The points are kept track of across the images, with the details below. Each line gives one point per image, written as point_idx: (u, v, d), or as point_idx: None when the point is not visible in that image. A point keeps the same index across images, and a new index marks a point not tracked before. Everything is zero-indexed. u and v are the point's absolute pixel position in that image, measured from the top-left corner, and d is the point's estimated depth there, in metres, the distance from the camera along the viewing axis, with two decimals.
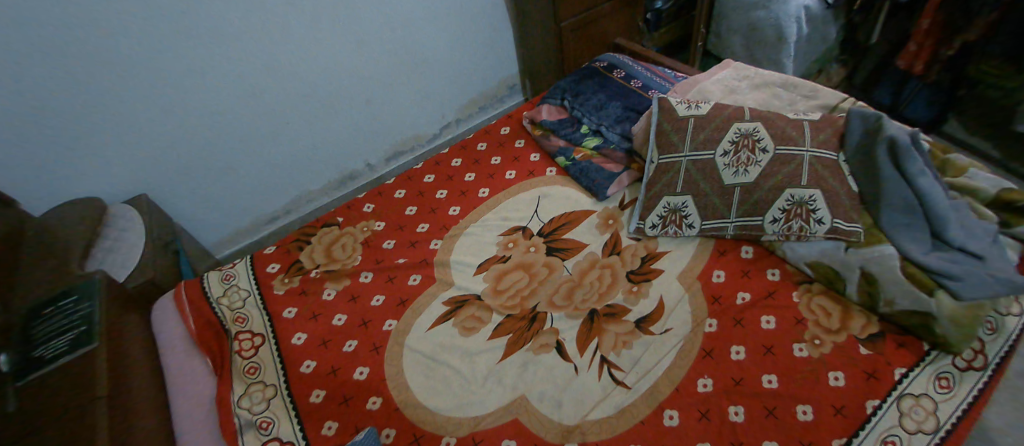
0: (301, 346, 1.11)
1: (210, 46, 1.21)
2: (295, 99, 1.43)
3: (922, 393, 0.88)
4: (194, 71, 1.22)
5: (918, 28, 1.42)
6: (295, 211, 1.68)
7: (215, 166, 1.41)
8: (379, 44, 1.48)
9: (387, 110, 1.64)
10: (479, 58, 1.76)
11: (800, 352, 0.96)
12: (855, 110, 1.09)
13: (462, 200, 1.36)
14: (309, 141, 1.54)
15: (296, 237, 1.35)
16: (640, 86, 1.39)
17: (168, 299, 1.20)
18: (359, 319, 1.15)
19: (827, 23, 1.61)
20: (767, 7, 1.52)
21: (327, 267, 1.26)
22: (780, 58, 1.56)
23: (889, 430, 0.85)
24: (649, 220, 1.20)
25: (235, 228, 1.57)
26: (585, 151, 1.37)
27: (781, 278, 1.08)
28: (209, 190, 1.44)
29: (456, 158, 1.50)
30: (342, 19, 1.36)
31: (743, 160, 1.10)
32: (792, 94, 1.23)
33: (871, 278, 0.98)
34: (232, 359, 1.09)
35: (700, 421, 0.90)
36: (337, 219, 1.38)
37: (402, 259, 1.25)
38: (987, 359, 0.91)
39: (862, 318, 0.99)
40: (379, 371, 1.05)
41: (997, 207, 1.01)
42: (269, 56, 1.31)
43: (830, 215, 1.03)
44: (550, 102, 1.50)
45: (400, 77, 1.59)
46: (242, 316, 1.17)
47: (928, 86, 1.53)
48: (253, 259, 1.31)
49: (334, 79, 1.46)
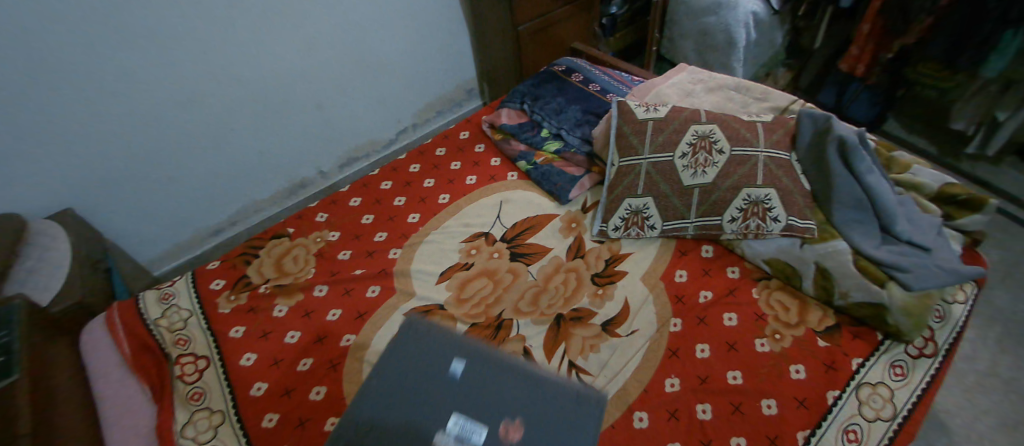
0: (251, 367, 1.04)
1: (146, 48, 1.14)
2: (241, 103, 1.37)
3: (879, 382, 0.91)
4: (127, 74, 1.15)
5: (860, 32, 1.49)
6: (242, 222, 1.60)
7: (153, 176, 1.33)
8: (331, 47, 1.43)
9: (340, 115, 1.60)
10: (435, 63, 1.73)
11: (762, 347, 0.97)
12: (806, 111, 1.12)
13: (422, 207, 1.32)
14: (257, 149, 1.48)
15: (242, 251, 1.26)
16: (598, 90, 1.40)
17: (99, 322, 1.10)
18: (313, 335, 1.09)
19: (773, 29, 1.67)
20: (717, 13, 1.56)
21: (278, 281, 1.19)
22: (730, 63, 1.61)
23: (849, 420, 0.88)
24: (612, 222, 1.19)
25: (173, 242, 1.48)
26: (545, 155, 1.36)
27: (741, 276, 1.10)
28: (145, 202, 1.36)
29: (414, 163, 1.45)
30: (290, 22, 1.32)
31: (701, 161, 1.11)
32: (745, 96, 1.26)
33: (825, 272, 1.00)
34: (174, 385, 1.02)
35: (670, 422, 0.90)
36: (287, 230, 1.31)
37: (359, 271, 1.19)
38: (937, 346, 0.95)
39: (819, 311, 1.01)
40: (337, 390, 0.99)
41: (941, 201, 1.05)
42: (211, 60, 1.25)
43: (785, 213, 1.05)
44: (509, 106, 1.48)
45: (353, 81, 1.55)
46: (183, 338, 1.09)
47: (869, 88, 1.61)
48: (194, 275, 1.21)
49: (283, 85, 1.41)
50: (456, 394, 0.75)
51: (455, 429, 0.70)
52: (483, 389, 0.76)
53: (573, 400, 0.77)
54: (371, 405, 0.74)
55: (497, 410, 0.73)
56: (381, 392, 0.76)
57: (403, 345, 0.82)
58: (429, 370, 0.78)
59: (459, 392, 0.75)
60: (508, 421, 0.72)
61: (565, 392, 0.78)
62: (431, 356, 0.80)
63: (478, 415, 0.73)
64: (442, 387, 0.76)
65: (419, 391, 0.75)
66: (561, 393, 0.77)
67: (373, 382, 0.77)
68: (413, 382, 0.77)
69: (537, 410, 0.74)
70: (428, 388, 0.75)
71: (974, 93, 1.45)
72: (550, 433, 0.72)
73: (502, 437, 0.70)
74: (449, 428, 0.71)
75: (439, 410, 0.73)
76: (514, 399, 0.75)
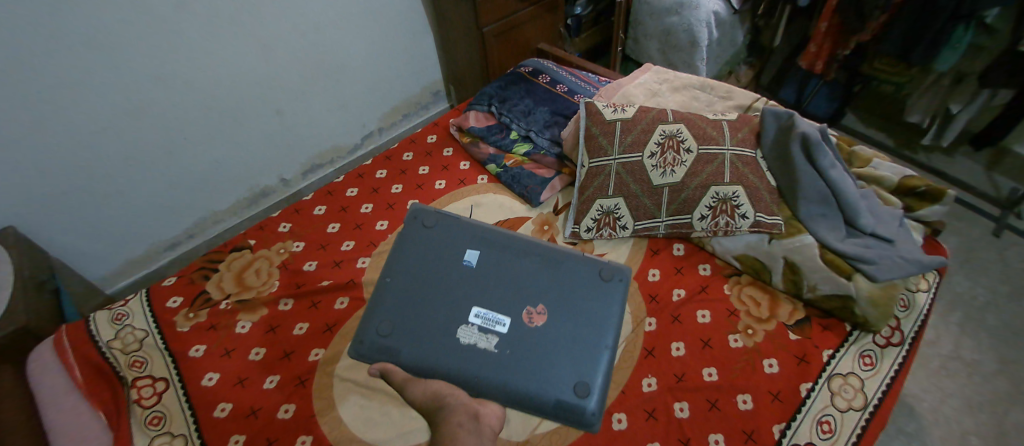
0: (214, 387, 1.00)
1: (89, 56, 1.09)
2: (195, 111, 1.32)
3: (849, 372, 0.93)
4: (70, 82, 1.10)
5: (817, 31, 1.52)
6: (200, 234, 1.55)
7: (102, 188, 1.27)
8: (289, 49, 1.40)
9: (302, 120, 1.56)
10: (400, 65, 1.71)
11: (735, 343, 0.98)
12: (769, 108, 1.14)
13: (390, 213, 1.29)
14: (214, 158, 1.43)
15: (200, 266, 1.21)
16: (566, 91, 1.41)
17: (47, 347, 1.04)
18: (280, 350, 1.05)
19: (735, 28, 1.70)
20: (680, 13, 1.58)
21: (239, 296, 1.14)
22: (695, 62, 1.64)
23: (823, 411, 0.89)
24: (583, 223, 1.18)
25: (127, 257, 1.43)
26: (515, 158, 1.35)
27: (712, 273, 1.10)
28: (95, 216, 1.30)
29: (381, 169, 1.42)
30: (244, 21, 1.27)
31: (670, 160, 1.12)
32: (709, 95, 1.27)
33: (793, 266, 1.02)
34: (131, 411, 0.97)
35: (649, 422, 0.90)
36: (248, 241, 1.26)
37: (326, 282, 1.15)
38: (904, 335, 0.97)
39: (789, 305, 1.03)
40: (307, 407, 0.96)
41: (902, 193, 1.08)
42: (161, 64, 1.20)
43: (752, 209, 1.06)
44: (477, 108, 1.45)
45: (314, 85, 1.52)
46: (139, 360, 1.04)
47: (827, 84, 1.67)
48: (149, 293, 1.16)
49: (239, 89, 1.36)
50: (476, 283, 0.84)
51: (481, 315, 0.81)
52: (501, 277, 0.85)
53: (583, 275, 0.86)
54: (401, 300, 0.84)
55: (516, 294, 0.83)
56: (405, 287, 0.85)
57: (416, 242, 0.89)
58: (448, 264, 0.87)
59: (478, 280, 0.85)
60: (527, 303, 0.82)
61: (576, 268, 0.86)
62: (442, 265, 0.86)
63: (500, 299, 0.83)
64: (463, 278, 0.85)
65: (442, 284, 0.84)
66: (575, 268, 0.86)
67: (396, 280, 0.86)
68: (435, 276, 0.85)
69: (551, 290, 0.84)
70: (450, 281, 0.84)
71: (928, 87, 1.51)
72: (565, 307, 0.82)
73: (524, 317, 0.81)
74: (473, 321, 0.81)
75: (464, 299, 0.83)
76: (530, 282, 0.85)
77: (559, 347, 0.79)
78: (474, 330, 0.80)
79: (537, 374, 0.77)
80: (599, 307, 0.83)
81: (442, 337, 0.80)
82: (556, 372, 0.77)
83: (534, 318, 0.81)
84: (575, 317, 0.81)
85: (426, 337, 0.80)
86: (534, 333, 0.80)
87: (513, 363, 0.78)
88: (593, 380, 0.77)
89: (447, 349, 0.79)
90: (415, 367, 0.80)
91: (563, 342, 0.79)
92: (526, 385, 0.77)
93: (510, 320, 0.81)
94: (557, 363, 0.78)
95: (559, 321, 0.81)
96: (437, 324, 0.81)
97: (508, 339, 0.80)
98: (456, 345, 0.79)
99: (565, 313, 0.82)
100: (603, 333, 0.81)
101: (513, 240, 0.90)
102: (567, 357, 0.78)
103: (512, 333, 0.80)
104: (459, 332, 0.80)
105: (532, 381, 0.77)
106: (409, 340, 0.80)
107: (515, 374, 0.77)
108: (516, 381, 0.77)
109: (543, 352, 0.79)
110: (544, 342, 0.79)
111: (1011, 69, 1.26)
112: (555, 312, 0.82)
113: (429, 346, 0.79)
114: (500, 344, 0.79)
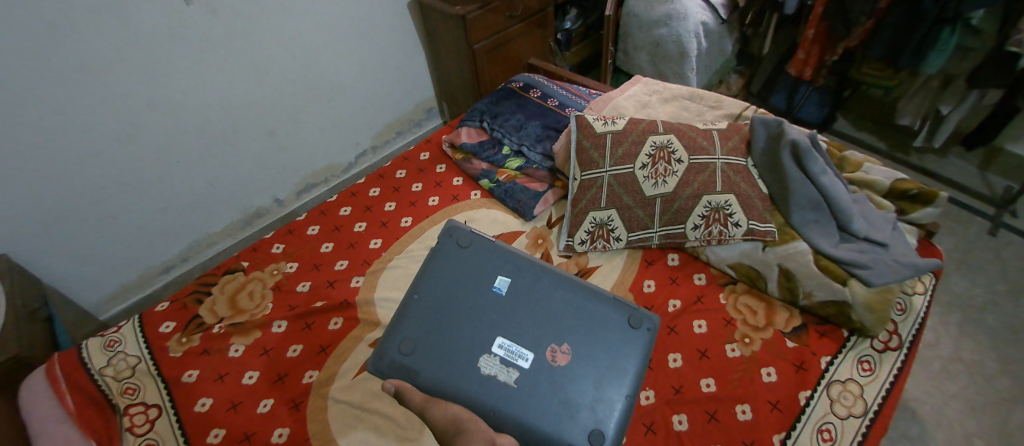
0: (207, 413, 0.99)
1: (77, 83, 1.10)
2: (188, 132, 1.32)
3: (848, 379, 0.92)
4: (60, 109, 1.10)
5: (805, 38, 1.52)
6: (193, 257, 1.54)
7: (94, 213, 1.27)
8: (281, 71, 1.41)
9: (296, 140, 1.57)
10: (392, 83, 1.72)
11: (732, 353, 0.97)
12: (758, 117, 1.15)
13: (384, 232, 1.28)
14: (205, 180, 1.42)
15: (193, 289, 1.20)
16: (557, 105, 1.42)
17: (37, 375, 1.03)
18: (273, 373, 1.04)
19: (723, 37, 1.72)
20: (668, 25, 1.59)
21: (232, 319, 1.13)
22: (684, 72, 1.65)
23: (823, 419, 0.88)
24: (577, 236, 1.17)
25: (120, 282, 1.42)
26: (508, 172, 1.35)
27: (707, 282, 1.10)
28: (88, 241, 1.30)
29: (374, 187, 1.42)
30: (235, 44, 1.28)
31: (661, 171, 1.12)
32: (699, 105, 1.28)
33: (788, 274, 1.02)
34: (123, 439, 0.96)
35: (647, 436, 0.89)
36: (241, 264, 1.25)
37: (319, 303, 1.15)
38: (902, 338, 0.96)
39: (785, 312, 1.02)
40: (302, 430, 0.95)
41: (894, 197, 1.08)
42: (150, 87, 1.20)
43: (745, 218, 1.06)
44: (469, 125, 1.45)
45: (307, 104, 1.52)
46: (132, 386, 1.03)
47: (818, 89, 1.70)
48: (142, 319, 1.15)
49: (232, 111, 1.37)
50: (503, 312, 0.84)
51: (504, 346, 0.81)
52: (530, 309, 0.85)
53: (610, 319, 0.86)
54: (428, 319, 0.84)
55: (543, 329, 0.83)
56: (432, 306, 0.85)
57: (450, 261, 0.90)
58: (477, 287, 0.87)
59: (506, 309, 0.85)
60: (552, 341, 0.82)
61: (605, 312, 0.87)
62: (472, 286, 0.87)
63: (525, 333, 0.82)
64: (492, 304, 0.85)
65: (471, 308, 0.84)
66: (603, 311, 0.87)
67: (424, 297, 0.86)
68: (464, 299, 0.85)
69: (578, 330, 0.83)
70: (477, 307, 0.84)
71: (917, 90, 1.52)
72: (589, 348, 0.82)
73: (547, 354, 0.80)
74: (497, 352, 0.80)
75: (489, 327, 0.82)
76: (558, 319, 0.84)
77: (580, 390, 0.78)
78: (495, 361, 0.80)
79: (553, 414, 0.76)
80: (622, 352, 0.83)
81: (462, 363, 0.79)
82: (572, 414, 0.77)
83: (557, 357, 0.80)
84: (597, 362, 0.81)
85: (447, 357, 0.80)
86: (555, 373, 0.79)
87: (532, 397, 0.77)
88: (607, 428, 0.76)
89: (466, 377, 0.78)
90: (432, 389, 0.79)
91: (583, 386, 0.79)
92: (542, 423, 0.76)
93: (534, 355, 0.80)
94: (576, 405, 0.77)
95: (582, 363, 0.81)
96: (460, 348, 0.81)
97: (527, 375, 0.79)
98: (476, 374, 0.79)
99: (587, 356, 0.81)
100: (623, 380, 0.80)
101: (546, 272, 0.90)
102: (586, 401, 0.78)
103: (534, 368, 0.79)
104: (480, 361, 0.80)
105: (547, 421, 0.76)
106: (429, 361, 0.80)
107: (530, 410, 0.76)
108: (531, 418, 0.76)
109: (562, 393, 0.78)
110: (565, 383, 0.79)
111: (996, 71, 1.27)
112: (579, 354, 0.81)
113: (448, 369, 0.79)
114: (520, 379, 0.79)
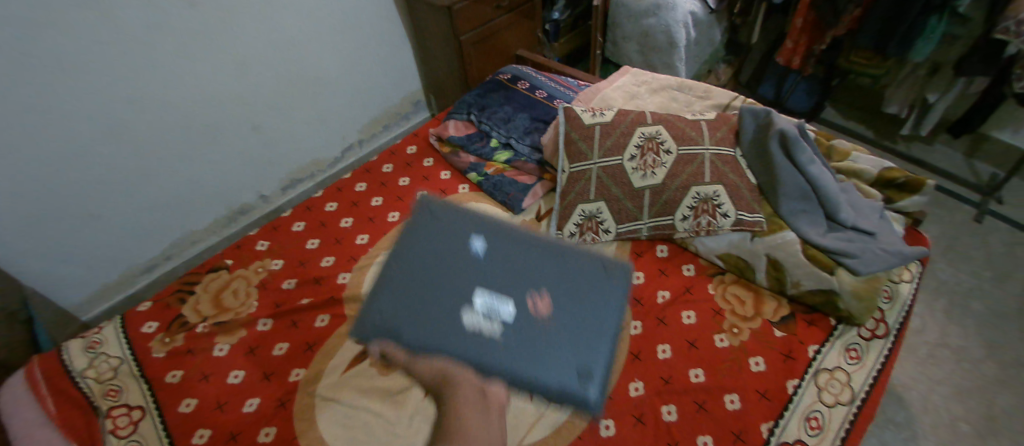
0: (191, 413, 0.97)
1: (52, 80, 1.06)
2: (168, 127, 1.28)
3: (836, 367, 0.93)
4: (35, 107, 1.06)
5: (794, 26, 1.53)
6: (177, 255, 1.52)
7: (73, 212, 1.24)
8: (263, 64, 1.37)
9: (280, 134, 1.53)
10: (377, 75, 1.69)
11: (721, 343, 0.97)
12: (746, 107, 1.14)
13: (370, 227, 1.27)
14: (187, 176, 1.39)
15: (176, 288, 1.18)
16: (545, 97, 1.40)
17: (16, 379, 1.01)
18: (259, 372, 1.02)
19: (711, 27, 1.71)
20: (657, 14, 1.58)
21: (216, 318, 1.11)
22: (673, 62, 1.64)
23: (811, 407, 0.88)
24: (566, 229, 1.17)
25: (103, 283, 1.39)
26: (496, 165, 1.34)
27: (696, 273, 1.10)
28: (69, 242, 1.27)
29: (359, 181, 1.40)
30: (216, 37, 1.25)
31: (650, 163, 1.11)
32: (688, 96, 1.27)
33: (776, 264, 1.02)
34: (105, 441, 0.94)
35: (636, 428, 0.88)
36: (225, 261, 1.23)
37: (306, 300, 1.13)
38: (888, 326, 0.97)
39: (773, 302, 1.02)
40: (289, 429, 0.93)
41: (882, 186, 1.08)
42: (128, 84, 1.17)
43: (733, 209, 1.06)
44: (456, 117, 1.44)
45: (290, 98, 1.49)
46: (115, 388, 1.01)
47: (805, 80, 1.70)
48: (124, 319, 1.13)
49: (213, 107, 1.34)
50: (478, 264, 0.75)
51: (480, 298, 0.72)
52: (508, 257, 0.76)
53: (590, 259, 0.78)
54: (398, 280, 0.75)
55: (526, 279, 0.75)
56: (402, 268, 0.76)
57: (415, 221, 0.81)
58: (448, 242, 0.78)
59: (480, 261, 0.76)
60: (531, 287, 0.73)
61: (581, 253, 0.78)
62: (443, 241, 0.78)
63: (503, 281, 0.74)
64: (465, 257, 0.76)
65: (442, 263, 0.76)
66: (581, 256, 0.77)
67: (392, 259, 0.77)
68: (434, 255, 0.77)
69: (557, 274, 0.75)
70: (449, 261, 0.76)
71: (905, 77, 1.52)
72: (569, 289, 0.74)
73: (527, 302, 0.72)
74: (473, 303, 0.71)
75: (463, 280, 0.74)
76: (536, 264, 0.76)
77: (566, 333, 0.71)
78: (474, 313, 0.71)
79: (540, 361, 0.68)
80: (608, 298, 0.76)
81: (437, 319, 0.71)
82: (561, 359, 0.69)
83: (539, 303, 0.72)
84: (580, 302, 0.73)
85: (422, 313, 0.72)
86: (539, 321, 0.71)
87: (517, 347, 0.69)
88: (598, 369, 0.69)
89: (444, 332, 0.70)
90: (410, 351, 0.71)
91: (568, 331, 0.71)
92: (530, 370, 0.67)
93: (514, 303, 0.72)
94: (563, 349, 0.69)
95: (566, 306, 0.73)
96: (435, 306, 0.72)
97: (509, 323, 0.71)
98: (456, 328, 0.70)
99: (567, 297, 0.74)
100: (610, 320, 0.73)
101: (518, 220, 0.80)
102: (573, 345, 0.70)
103: (516, 316, 0.71)
104: (458, 315, 0.71)
105: (535, 367, 0.67)
106: (404, 322, 0.71)
107: (516, 359, 0.68)
108: (517, 367, 0.67)
109: (548, 339, 0.70)
110: (549, 328, 0.70)
111: (984, 58, 1.27)
112: (561, 296, 0.73)
113: (424, 326, 0.71)
114: (503, 329, 0.70)
